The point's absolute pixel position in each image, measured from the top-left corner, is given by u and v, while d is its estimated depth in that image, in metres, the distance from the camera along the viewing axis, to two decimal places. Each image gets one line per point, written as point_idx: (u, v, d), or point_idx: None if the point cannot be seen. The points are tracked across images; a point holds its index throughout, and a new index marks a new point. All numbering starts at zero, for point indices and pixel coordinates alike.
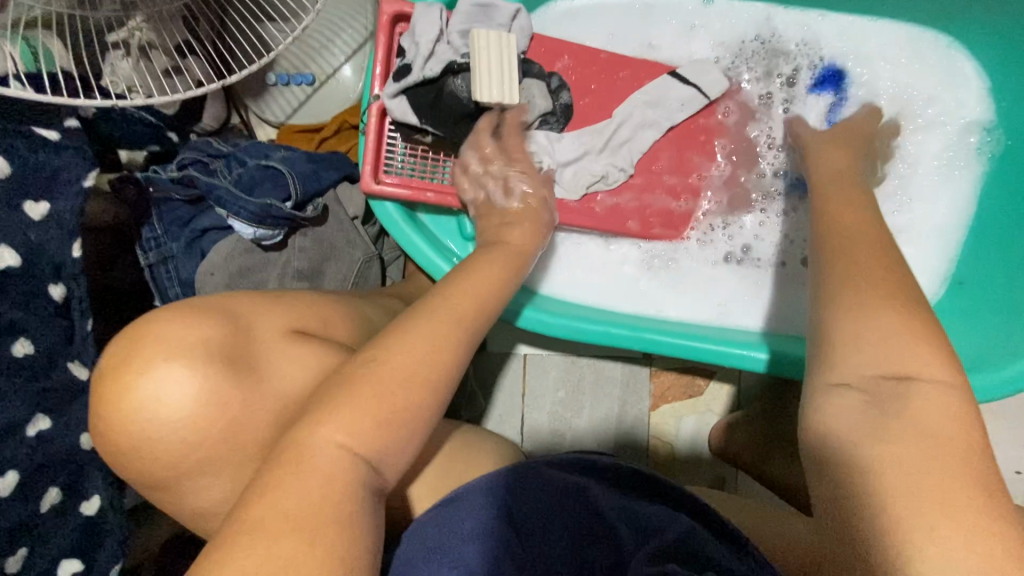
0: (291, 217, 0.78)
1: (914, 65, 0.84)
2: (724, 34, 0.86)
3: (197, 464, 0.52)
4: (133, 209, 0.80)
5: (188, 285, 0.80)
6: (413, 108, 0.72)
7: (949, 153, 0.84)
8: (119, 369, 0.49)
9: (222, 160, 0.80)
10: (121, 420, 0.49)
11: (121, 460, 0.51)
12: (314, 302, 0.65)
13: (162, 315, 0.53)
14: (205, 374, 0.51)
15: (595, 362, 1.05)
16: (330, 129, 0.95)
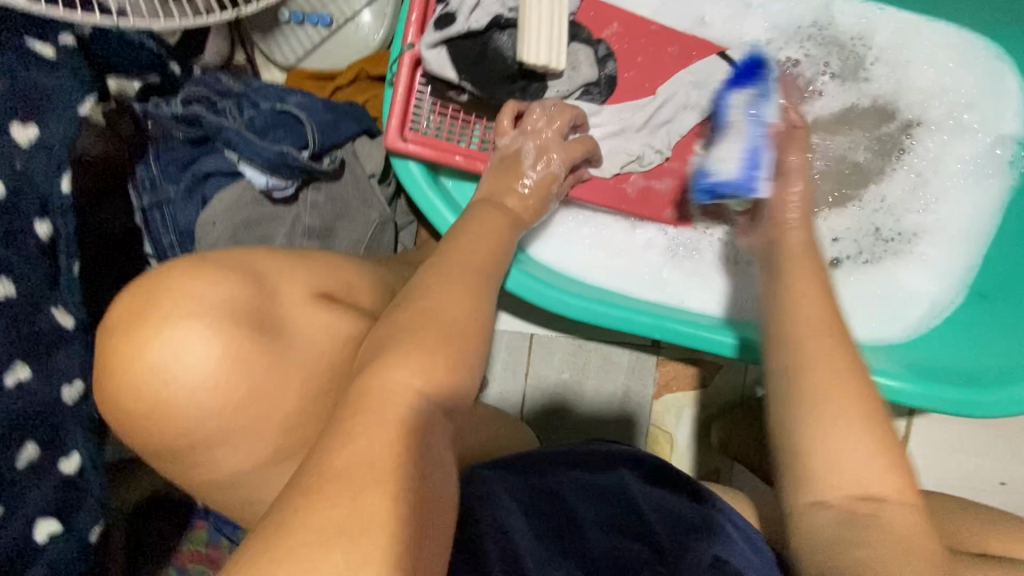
0: (307, 168, 0.71)
1: (956, 67, 0.79)
2: (779, 16, 0.82)
3: (211, 433, 0.47)
4: (131, 147, 0.73)
5: (187, 234, 0.74)
6: (453, 62, 0.67)
7: (974, 162, 0.80)
8: (133, 322, 0.44)
9: (233, 98, 0.74)
10: (134, 380, 0.44)
11: (126, 426, 0.46)
12: (339, 264, 0.60)
13: (180, 266, 0.48)
14: (231, 335, 0.46)
15: (603, 347, 1.02)
16: (346, 77, 0.87)
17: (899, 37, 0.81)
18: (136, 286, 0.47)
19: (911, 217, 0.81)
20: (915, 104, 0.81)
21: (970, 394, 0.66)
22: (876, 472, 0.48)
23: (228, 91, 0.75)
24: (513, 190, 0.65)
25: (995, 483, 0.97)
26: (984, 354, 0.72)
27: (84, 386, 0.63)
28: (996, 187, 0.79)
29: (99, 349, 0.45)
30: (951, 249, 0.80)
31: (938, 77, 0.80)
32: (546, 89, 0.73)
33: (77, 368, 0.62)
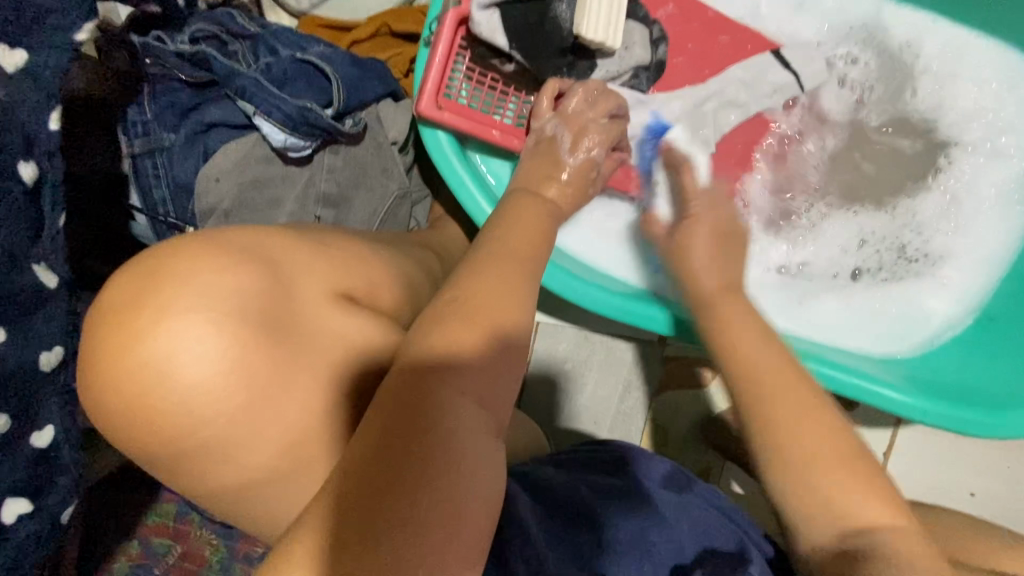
0: (328, 129, 0.65)
1: (998, 90, 0.79)
2: (831, 15, 0.80)
3: (203, 443, 0.40)
4: (124, 82, 0.64)
5: (183, 190, 0.66)
6: (505, 27, 0.63)
7: (1007, 187, 0.80)
8: (129, 308, 0.39)
9: (247, 42, 0.67)
10: (121, 374, 0.38)
11: (110, 423, 0.40)
12: (358, 252, 0.54)
13: (190, 248, 0.42)
14: (239, 331, 0.40)
15: (608, 340, 1.00)
16: (367, 30, 0.79)
17: (949, 52, 0.79)
18: (135, 265, 0.41)
19: (938, 237, 0.81)
20: (956, 124, 0.80)
21: (982, 415, 0.67)
22: (918, 497, 0.48)
23: (240, 33, 0.67)
24: (556, 175, 0.61)
25: (966, 494, 0.99)
26: (989, 377, 0.73)
27: (65, 352, 0.55)
28: (1022, 215, 0.80)
29: (88, 335, 0.39)
30: (972, 273, 0.80)
31: (982, 98, 0.79)
32: (596, 67, 0.70)
33: (58, 332, 0.55)
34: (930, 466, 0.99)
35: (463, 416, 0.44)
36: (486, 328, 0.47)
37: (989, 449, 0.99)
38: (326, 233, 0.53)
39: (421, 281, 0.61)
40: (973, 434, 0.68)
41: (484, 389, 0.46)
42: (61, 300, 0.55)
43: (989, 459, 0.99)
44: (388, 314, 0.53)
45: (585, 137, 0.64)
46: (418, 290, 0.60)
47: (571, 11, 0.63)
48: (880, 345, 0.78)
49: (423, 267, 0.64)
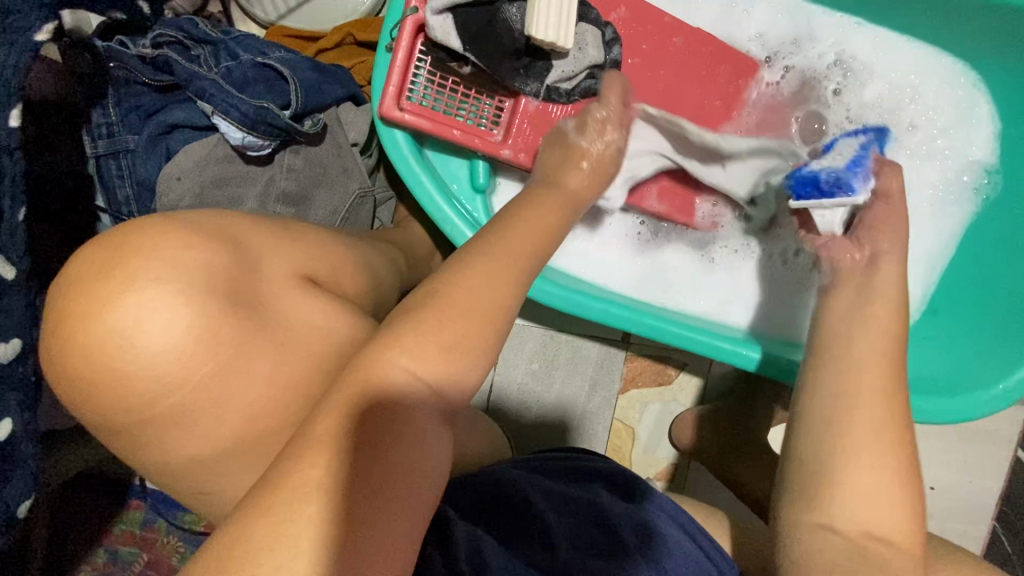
0: (287, 129, 0.67)
1: (935, 93, 0.82)
2: (777, 20, 0.83)
3: (170, 410, 0.41)
4: (87, 84, 0.66)
5: (145, 188, 0.68)
6: (458, 30, 0.64)
7: (945, 187, 0.82)
8: (94, 278, 0.39)
9: (208, 47, 0.69)
10: (88, 340, 0.38)
11: (72, 396, 0.40)
12: (321, 240, 0.55)
13: (162, 226, 0.42)
14: (206, 305, 0.41)
15: (574, 339, 1.02)
16: (332, 39, 0.82)
17: (887, 58, 0.82)
18: (104, 240, 0.41)
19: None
20: (898, 130, 0.83)
21: (913, 401, 0.70)
22: (853, 474, 0.50)
23: (203, 38, 0.69)
24: None
25: (926, 487, 1.01)
26: (932, 367, 0.76)
27: (21, 345, 0.56)
28: (962, 212, 0.82)
29: (51, 307, 0.39)
30: (916, 268, 0.83)
31: (923, 103, 0.82)
32: (552, 68, 0.70)
33: (15, 324, 0.56)
34: None
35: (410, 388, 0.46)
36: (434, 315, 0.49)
37: (948, 442, 1.01)
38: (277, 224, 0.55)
39: (379, 275, 0.62)
40: (907, 418, 0.71)
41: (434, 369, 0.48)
42: (19, 293, 0.56)
43: (947, 452, 1.01)
44: (349, 297, 0.55)
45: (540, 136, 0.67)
46: (379, 279, 0.61)
47: (520, 13, 0.65)
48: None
49: (386, 261, 0.66)
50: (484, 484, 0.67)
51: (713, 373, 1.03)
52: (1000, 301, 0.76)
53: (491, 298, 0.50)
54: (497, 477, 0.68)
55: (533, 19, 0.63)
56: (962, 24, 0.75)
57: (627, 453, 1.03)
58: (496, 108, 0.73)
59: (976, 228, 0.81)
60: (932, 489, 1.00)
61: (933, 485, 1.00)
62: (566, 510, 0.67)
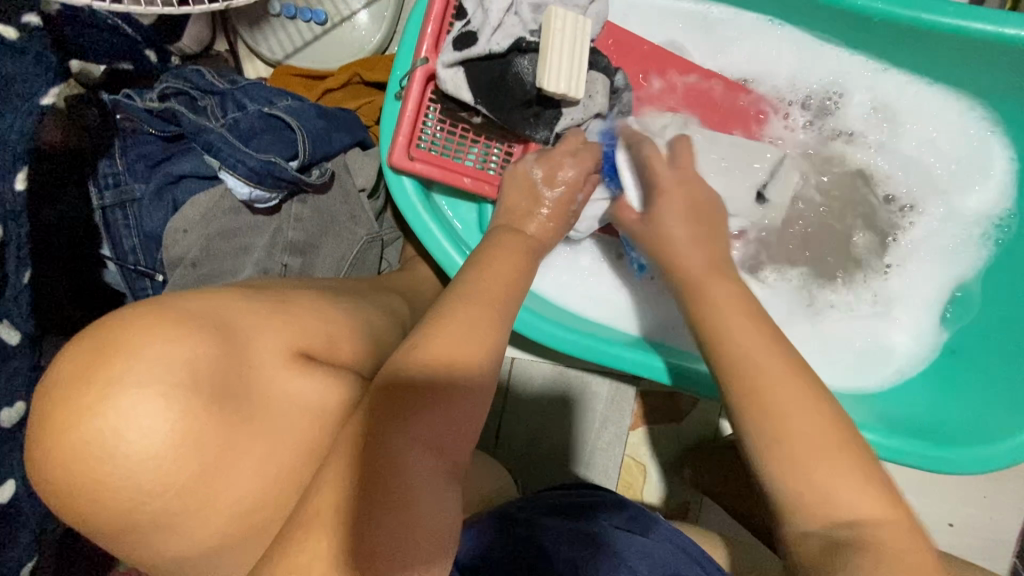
0: (295, 181, 0.66)
1: (953, 136, 0.80)
2: (792, 60, 0.81)
3: (152, 515, 0.39)
4: (93, 137, 0.65)
5: (151, 240, 0.68)
6: (469, 83, 0.64)
7: (958, 231, 0.81)
8: (74, 386, 0.37)
9: (215, 98, 0.68)
10: (69, 453, 0.36)
11: (58, 502, 0.38)
12: (318, 309, 0.54)
13: (141, 320, 0.41)
14: (190, 403, 0.40)
15: (584, 376, 1.00)
16: (338, 81, 0.81)
17: (904, 98, 0.80)
18: (83, 340, 0.39)
19: (903, 273, 0.82)
20: (913, 169, 0.81)
21: (942, 452, 0.67)
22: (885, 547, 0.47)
23: (210, 89, 0.69)
24: (521, 228, 0.63)
25: (945, 525, 0.96)
26: (953, 413, 0.74)
27: (25, 408, 0.54)
28: (974, 256, 0.80)
29: (35, 412, 0.38)
30: (926, 312, 0.81)
31: (945, 145, 0.80)
32: (562, 116, 0.68)
33: (18, 388, 0.54)
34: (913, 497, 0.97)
35: (412, 461, 0.45)
36: (440, 386, 0.48)
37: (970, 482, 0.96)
38: (280, 290, 0.53)
39: (383, 334, 0.61)
40: (933, 469, 0.68)
41: (436, 434, 0.47)
42: (23, 356, 0.55)
43: (965, 489, 0.96)
44: (348, 368, 0.54)
45: (550, 191, 0.65)
46: (383, 339, 0.60)
47: (532, 66, 0.64)
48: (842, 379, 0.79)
49: (390, 318, 0.65)
50: (492, 535, 0.65)
51: (724, 411, 1.01)
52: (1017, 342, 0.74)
53: None
54: (506, 529, 0.66)
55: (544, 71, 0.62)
56: (980, 66, 0.73)
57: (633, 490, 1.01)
58: (505, 153, 0.72)
59: (989, 273, 0.79)
60: (950, 527, 0.95)
61: (952, 524, 0.95)
62: (561, 536, 0.66)
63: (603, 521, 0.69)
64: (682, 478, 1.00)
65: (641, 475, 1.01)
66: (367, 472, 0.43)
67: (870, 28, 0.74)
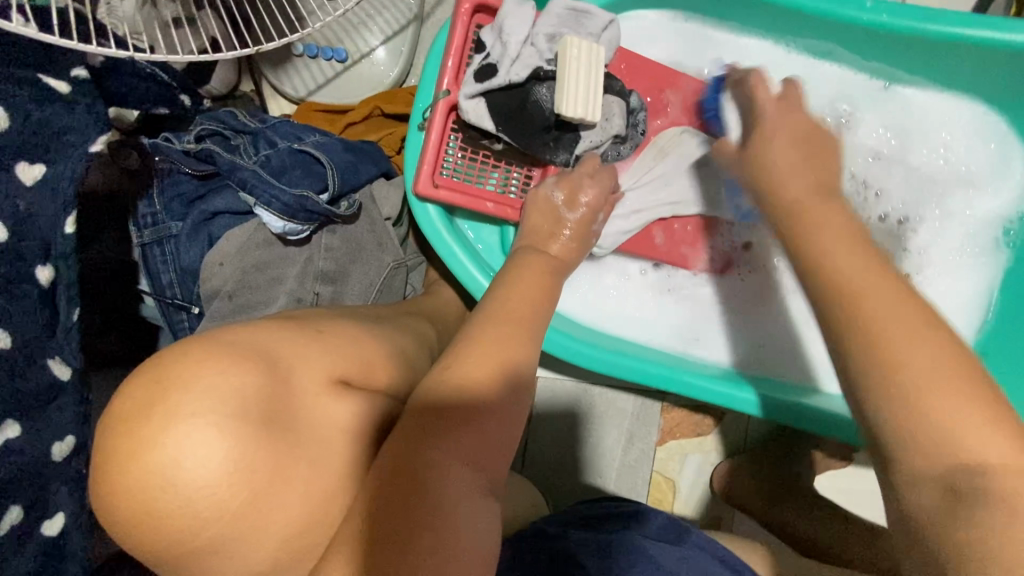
0: (325, 213, 0.69)
1: (966, 141, 0.81)
2: (800, 73, 0.82)
3: (209, 542, 0.41)
4: (133, 180, 0.68)
5: (189, 274, 0.70)
6: (491, 112, 0.66)
7: (975, 237, 0.81)
8: (137, 417, 0.39)
9: (247, 137, 0.71)
10: (132, 484, 0.38)
11: (122, 531, 0.40)
12: (354, 335, 0.56)
13: (194, 352, 0.42)
14: (241, 431, 0.41)
15: (607, 393, 1.01)
16: (360, 113, 0.85)
17: (916, 107, 0.82)
18: (142, 372, 0.41)
19: (924, 277, 0.82)
20: (927, 175, 0.82)
21: None
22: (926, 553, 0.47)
23: (242, 128, 0.71)
24: (543, 250, 0.65)
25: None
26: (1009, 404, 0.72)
27: (75, 441, 0.57)
28: (991, 261, 0.81)
29: (96, 449, 0.39)
30: (947, 318, 0.81)
31: (966, 149, 0.81)
32: (581, 138, 0.70)
33: (69, 420, 0.57)
34: None
35: (453, 480, 0.46)
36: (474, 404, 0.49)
37: None
38: (313, 320, 0.55)
39: (415, 356, 0.62)
40: None
41: (473, 450, 0.48)
42: (73, 390, 0.57)
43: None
44: (386, 390, 0.55)
45: (571, 214, 0.67)
46: (414, 363, 0.62)
47: (551, 93, 0.67)
48: None
49: (420, 342, 0.66)
50: (529, 552, 0.66)
51: (751, 423, 1.00)
52: None
53: None
54: (543, 547, 0.66)
55: (563, 98, 0.65)
56: (989, 65, 0.74)
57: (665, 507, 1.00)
58: (525, 177, 0.74)
59: (1012, 276, 0.80)
60: None
61: None
62: (596, 551, 0.66)
63: (637, 533, 0.69)
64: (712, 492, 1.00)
65: (671, 490, 1.00)
66: (409, 491, 0.44)
67: (878, 40, 0.75)
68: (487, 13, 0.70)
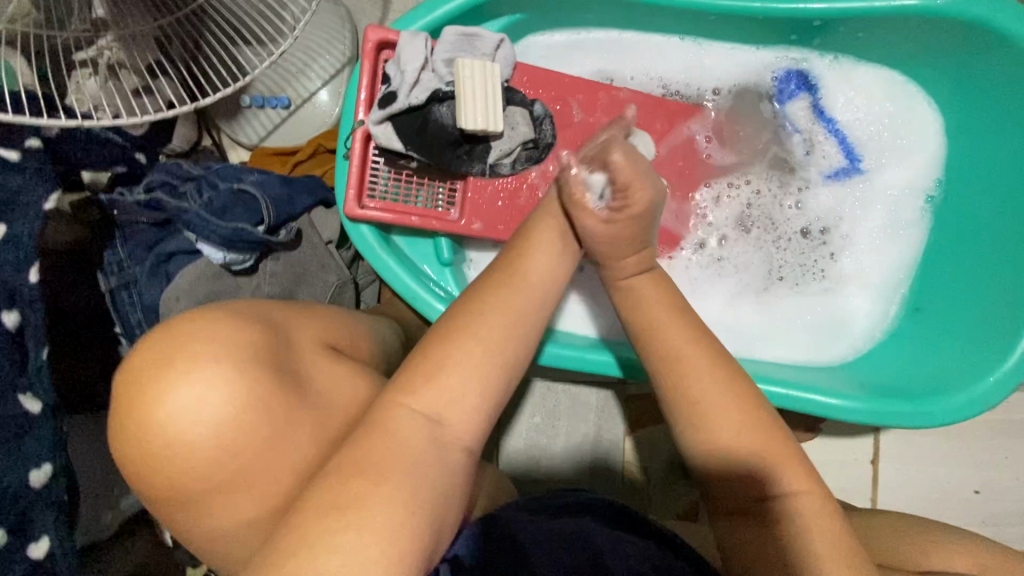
0: (262, 242, 0.77)
1: (888, 119, 0.92)
2: (694, 64, 0.93)
3: (231, 477, 0.48)
4: (96, 232, 0.78)
5: (151, 312, 0.76)
6: (398, 134, 0.77)
7: (897, 212, 0.93)
8: (161, 367, 0.46)
9: (193, 183, 0.79)
10: (161, 422, 0.45)
11: (140, 476, 0.47)
12: (337, 316, 0.64)
13: (206, 317, 0.50)
14: (257, 376, 0.48)
15: (571, 388, 1.05)
16: (306, 152, 0.94)
17: (834, 89, 0.93)
18: (161, 334, 0.48)
19: (851, 256, 0.93)
20: (850, 153, 0.94)
21: (914, 407, 0.76)
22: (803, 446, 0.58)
23: (188, 176, 0.79)
24: None
25: (971, 493, 1.00)
26: (923, 372, 0.83)
27: (53, 469, 0.62)
28: (912, 235, 0.92)
29: (126, 398, 0.46)
30: (873, 290, 0.93)
31: (886, 132, 0.92)
32: (490, 149, 0.82)
33: (45, 451, 0.61)
34: (934, 466, 1.00)
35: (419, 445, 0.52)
36: (442, 391, 0.53)
37: (969, 438, 1.00)
38: (302, 305, 0.63)
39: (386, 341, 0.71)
40: (908, 425, 0.76)
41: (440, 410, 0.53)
42: (47, 424, 0.62)
43: (958, 438, 1.00)
44: (367, 363, 0.64)
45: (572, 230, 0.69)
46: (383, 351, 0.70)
47: (450, 111, 0.79)
48: (802, 351, 0.90)
49: (395, 336, 0.75)
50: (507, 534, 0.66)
51: None
52: (968, 306, 0.85)
53: (503, 376, 0.56)
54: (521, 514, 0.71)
55: (462, 113, 0.76)
56: (858, 32, 0.86)
57: (643, 500, 1.03)
58: (448, 190, 0.85)
59: (927, 251, 0.91)
60: (976, 493, 0.99)
61: (975, 490, 0.99)
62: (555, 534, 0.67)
63: (590, 525, 0.71)
64: (687, 478, 1.03)
65: (645, 479, 1.03)
66: (375, 437, 0.51)
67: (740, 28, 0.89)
68: (390, 48, 0.80)
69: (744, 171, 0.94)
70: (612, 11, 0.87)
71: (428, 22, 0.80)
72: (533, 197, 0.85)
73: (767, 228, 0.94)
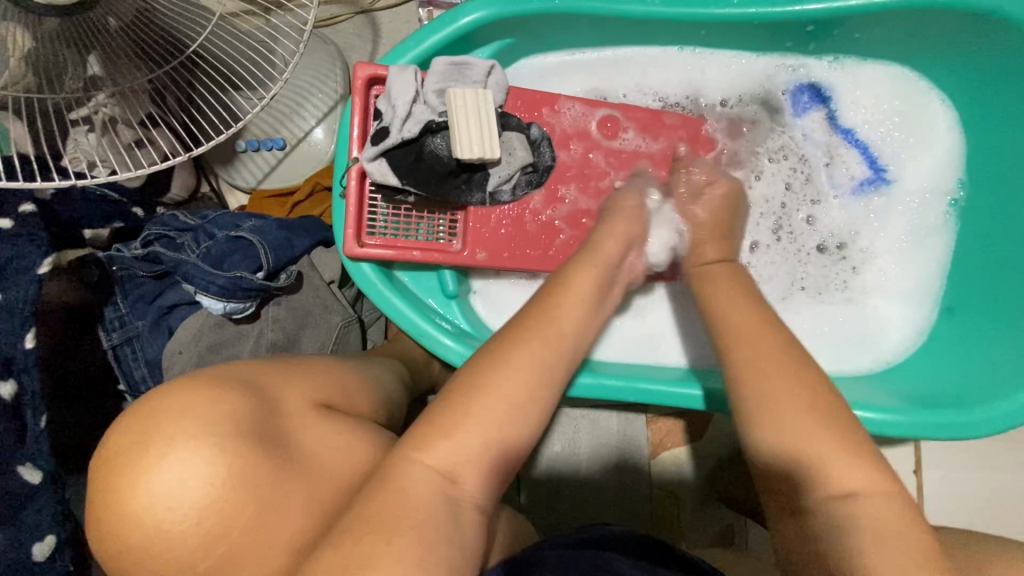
0: (262, 288, 0.75)
1: (897, 120, 0.89)
2: (693, 74, 0.91)
3: (224, 557, 0.46)
4: (96, 290, 0.74)
5: (156, 365, 0.74)
6: (393, 169, 0.75)
7: (919, 213, 0.89)
8: (142, 445, 0.45)
9: (190, 233, 0.77)
10: (143, 503, 0.43)
11: (126, 561, 0.45)
12: (335, 366, 0.63)
13: (187, 389, 0.49)
14: (243, 447, 0.47)
15: (590, 414, 1.01)
16: (304, 192, 0.94)
17: (840, 91, 0.90)
18: (137, 412, 0.48)
19: (874, 266, 0.90)
20: (862, 155, 0.90)
21: (966, 416, 0.71)
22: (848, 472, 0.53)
23: (184, 227, 0.78)
24: None
25: None
26: (969, 376, 0.78)
27: (56, 539, 0.60)
28: (939, 235, 0.88)
29: (108, 481, 0.45)
30: (900, 297, 0.89)
31: (898, 135, 0.89)
32: (489, 175, 0.79)
33: (47, 521, 0.59)
34: (984, 474, 0.95)
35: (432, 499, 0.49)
36: (456, 440, 0.50)
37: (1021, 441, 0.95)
38: (304, 357, 0.61)
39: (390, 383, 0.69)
40: (961, 436, 0.72)
41: (452, 461, 0.50)
42: (48, 492, 0.60)
43: (1009, 443, 0.95)
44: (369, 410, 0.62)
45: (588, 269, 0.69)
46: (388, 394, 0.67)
47: (445, 141, 0.77)
48: (826, 362, 0.87)
49: (400, 377, 0.74)
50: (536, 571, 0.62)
51: None
52: (1011, 301, 0.80)
53: (520, 418, 0.53)
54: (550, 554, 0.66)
55: (457, 143, 0.74)
56: (859, 29, 0.84)
57: (675, 527, 0.99)
58: (450, 221, 0.83)
59: (956, 249, 0.87)
60: None
61: None
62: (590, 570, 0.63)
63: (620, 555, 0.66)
64: (719, 501, 0.99)
65: (675, 504, 0.99)
66: (386, 488, 0.48)
67: (738, 35, 0.86)
68: (381, 83, 0.79)
69: (756, 177, 0.90)
70: (604, 27, 0.85)
71: (417, 54, 0.79)
72: (537, 222, 0.83)
73: (783, 240, 0.91)
